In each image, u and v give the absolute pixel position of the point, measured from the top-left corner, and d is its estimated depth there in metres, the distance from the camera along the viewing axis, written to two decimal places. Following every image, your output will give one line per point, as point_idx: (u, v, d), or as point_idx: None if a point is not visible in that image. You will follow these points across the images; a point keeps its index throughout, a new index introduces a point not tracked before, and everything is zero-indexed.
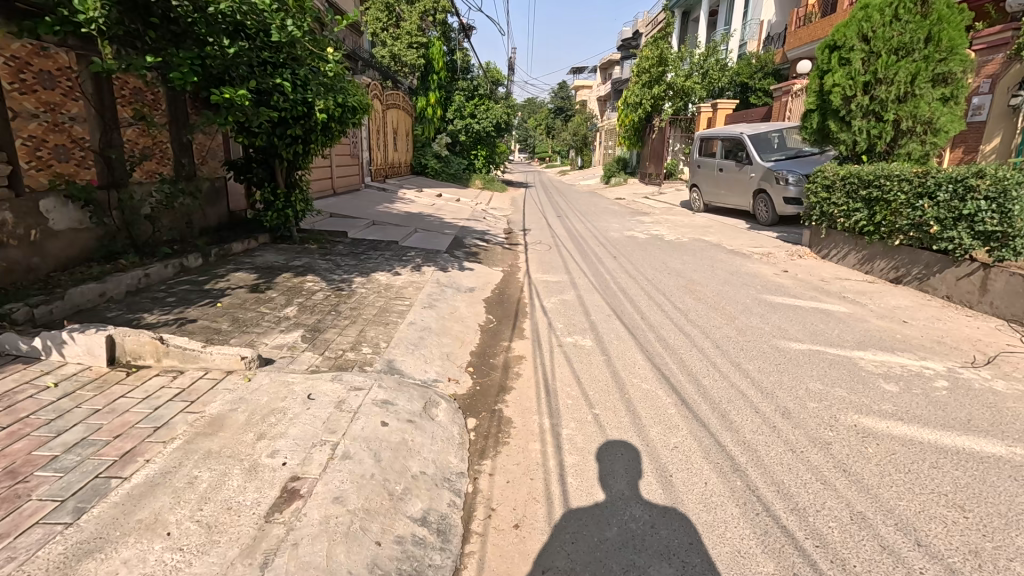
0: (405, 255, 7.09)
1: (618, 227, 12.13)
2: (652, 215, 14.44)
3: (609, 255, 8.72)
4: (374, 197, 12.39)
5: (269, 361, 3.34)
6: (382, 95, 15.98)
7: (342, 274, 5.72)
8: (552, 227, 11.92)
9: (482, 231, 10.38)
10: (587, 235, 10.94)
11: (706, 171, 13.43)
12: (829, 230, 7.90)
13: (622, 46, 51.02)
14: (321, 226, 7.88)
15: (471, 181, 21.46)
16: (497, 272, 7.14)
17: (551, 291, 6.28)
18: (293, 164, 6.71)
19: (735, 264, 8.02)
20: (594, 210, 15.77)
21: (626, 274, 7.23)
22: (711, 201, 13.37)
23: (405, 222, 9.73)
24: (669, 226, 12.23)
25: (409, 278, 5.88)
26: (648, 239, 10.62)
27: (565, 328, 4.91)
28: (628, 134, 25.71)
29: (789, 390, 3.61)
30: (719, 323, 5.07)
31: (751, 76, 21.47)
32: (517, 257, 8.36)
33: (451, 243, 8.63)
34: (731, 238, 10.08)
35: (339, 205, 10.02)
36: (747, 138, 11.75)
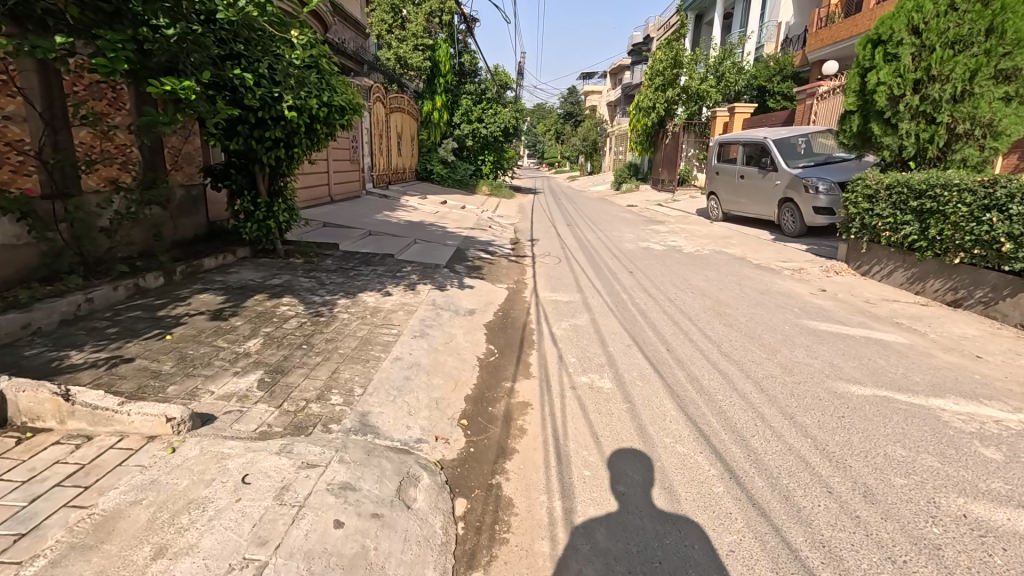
0: (400, 271, 6.43)
1: (633, 237, 11.37)
2: (667, 224, 13.67)
3: (624, 269, 7.99)
4: (374, 205, 11.77)
5: (207, 420, 2.66)
6: (388, 99, 15.43)
7: (324, 295, 5.05)
8: (562, 237, 11.19)
9: (487, 242, 9.71)
10: (599, 246, 10.21)
11: (725, 177, 12.66)
12: (871, 244, 7.12)
13: (633, 50, 50.35)
14: (311, 237, 7.23)
15: (477, 187, 20.85)
16: (501, 290, 6.44)
17: (561, 314, 5.56)
18: (276, 170, 6.06)
19: (765, 281, 7.24)
20: (605, 218, 15.05)
21: (645, 292, 6.48)
22: (730, 209, 12.59)
23: (404, 232, 9.06)
24: (686, 236, 11.46)
25: (401, 299, 5.20)
26: (665, 250, 9.88)
27: (579, 363, 4.18)
28: (640, 140, 24.99)
29: (864, 458, 2.86)
30: (759, 358, 4.32)
31: (770, 80, 20.72)
32: (524, 272, 7.67)
33: (453, 256, 7.96)
34: (756, 251, 9.30)
35: (334, 213, 9.39)
36: (771, 143, 10.99)
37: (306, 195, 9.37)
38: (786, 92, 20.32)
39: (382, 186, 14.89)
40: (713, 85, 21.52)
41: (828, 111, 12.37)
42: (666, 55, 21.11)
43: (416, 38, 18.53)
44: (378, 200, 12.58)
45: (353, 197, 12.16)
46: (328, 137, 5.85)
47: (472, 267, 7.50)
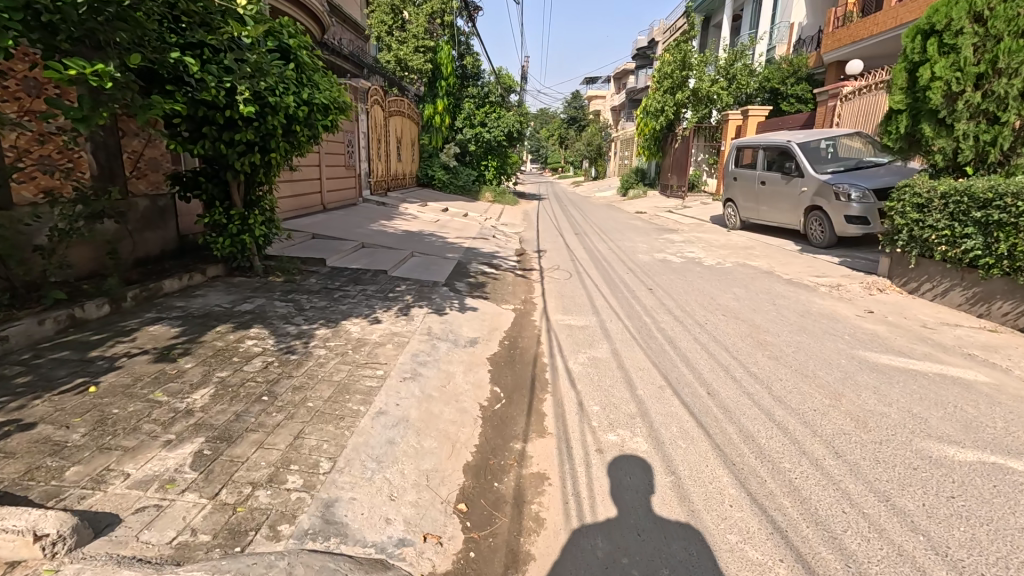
0: (393, 291, 5.72)
1: (646, 247, 10.61)
2: (681, 232, 12.90)
3: (641, 284, 7.24)
4: (369, 214, 11.05)
5: (106, 527, 1.92)
6: (387, 103, 14.60)
7: (301, 324, 4.33)
8: (571, 247, 10.43)
9: (490, 254, 8.97)
10: (613, 257, 9.45)
11: (744, 183, 11.88)
12: (921, 259, 6.36)
13: (637, 54, 49.73)
14: (295, 252, 6.52)
15: (481, 194, 20.22)
16: (506, 312, 5.72)
17: (576, 343, 4.82)
18: (251, 178, 5.35)
19: (801, 299, 6.49)
20: (615, 226, 14.32)
21: (669, 314, 5.73)
22: (750, 217, 11.82)
23: (400, 244, 8.33)
24: (703, 246, 10.70)
25: (392, 328, 4.47)
26: (683, 262, 9.15)
27: (602, 414, 3.44)
28: (648, 144, 24.30)
29: (1006, 571, 2.10)
30: (821, 405, 3.56)
31: (783, 82, 19.98)
32: (531, 289, 6.95)
33: (452, 271, 7.22)
34: (784, 264, 8.53)
35: (324, 224, 8.67)
36: (796, 148, 10.25)
37: (292, 204, 8.64)
38: (800, 94, 19.60)
39: (381, 193, 14.17)
40: (723, 87, 20.81)
41: (852, 112, 11.74)
42: (675, 57, 20.59)
43: (416, 40, 17.80)
44: (374, 209, 11.85)
45: (347, 205, 11.44)
46: (309, 141, 5.13)
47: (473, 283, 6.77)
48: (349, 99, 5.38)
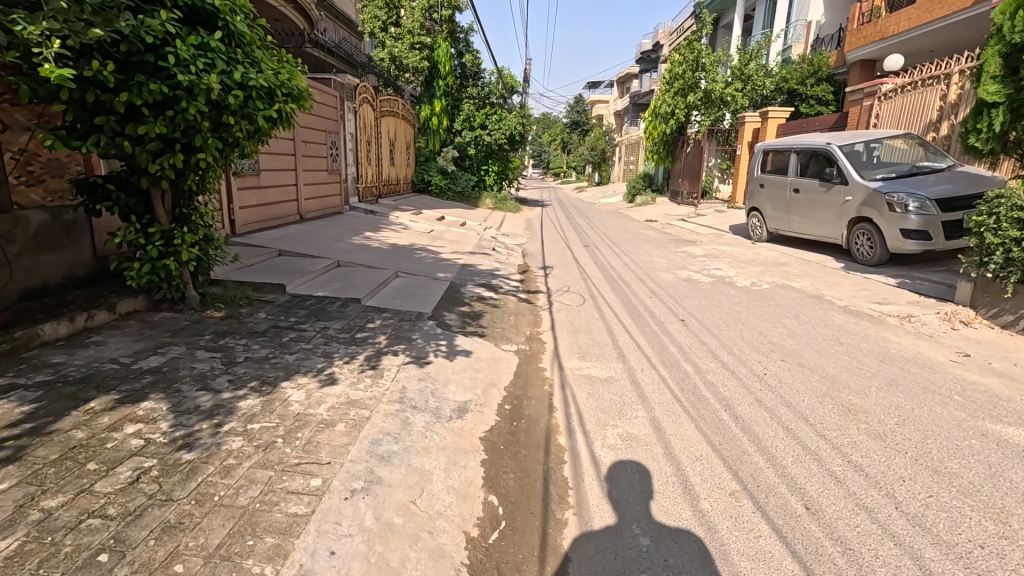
0: (363, 329, 4.51)
1: (666, 262, 9.41)
2: (700, 245, 11.68)
3: (669, 313, 6.03)
4: (354, 224, 9.85)
5: None
6: (377, 102, 13.37)
7: (222, 388, 3.13)
8: (580, 263, 9.21)
9: (488, 273, 7.75)
10: (630, 275, 8.24)
11: (773, 190, 10.65)
12: (1022, 287, 5.14)
13: (641, 57, 48.67)
14: (246, 276, 5.30)
15: (481, 200, 19.15)
16: (506, 357, 4.50)
17: (601, 409, 3.59)
18: (177, 184, 4.14)
19: (869, 335, 5.28)
20: (626, 236, 13.14)
21: (714, 360, 4.51)
22: (780, 228, 10.58)
23: (381, 262, 7.10)
24: (730, 262, 9.48)
25: (350, 393, 3.27)
26: (711, 281, 7.95)
27: (657, 557, 2.22)
28: (656, 148, 23.13)
29: None
30: (987, 537, 2.34)
31: (802, 82, 18.78)
32: (537, 319, 5.75)
33: (440, 297, 5.99)
34: (831, 286, 7.31)
35: (295, 238, 7.46)
36: (837, 152, 9.04)
37: (257, 214, 7.44)
38: (820, 96, 18.41)
39: (371, 200, 12.98)
40: (738, 88, 19.62)
41: (893, 112, 10.54)
42: (685, 57, 19.46)
43: (412, 38, 17.05)
44: (360, 218, 10.65)
45: (330, 215, 10.25)
46: (243, 137, 3.86)
47: (466, 312, 5.55)
48: (304, 83, 4.12)
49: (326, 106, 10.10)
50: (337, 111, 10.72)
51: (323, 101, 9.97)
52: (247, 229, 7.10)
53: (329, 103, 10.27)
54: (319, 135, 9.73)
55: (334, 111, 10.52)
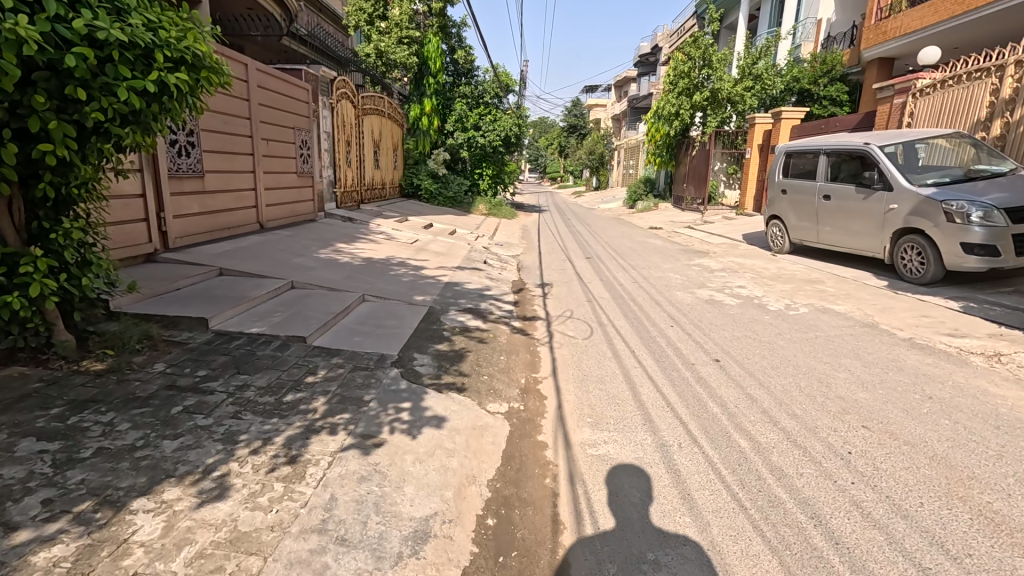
0: (296, 386, 3.30)
1: (683, 279, 8.25)
2: (714, 257, 10.52)
3: (699, 350, 4.85)
4: (326, 234, 8.63)
5: None
6: (358, 99, 12.17)
7: (20, 523, 1.91)
8: (583, 279, 8.04)
9: (476, 294, 6.55)
10: (642, 295, 7.07)
11: (798, 197, 9.51)
12: None
13: (640, 60, 47.79)
14: (156, 308, 4.10)
15: (474, 206, 18.02)
16: (493, 425, 3.29)
17: (631, 530, 2.40)
18: (32, 188, 2.96)
19: (960, 384, 4.11)
20: (631, 246, 11.99)
21: (776, 431, 3.31)
22: (806, 239, 9.44)
23: (346, 282, 5.91)
24: (754, 278, 8.32)
25: (239, 522, 2.06)
26: (737, 302, 6.80)
27: None
28: (658, 151, 22.07)
29: None
30: None
31: (815, 82, 17.74)
32: (535, 359, 4.56)
33: (412, 329, 4.79)
34: (884, 311, 6.15)
35: (245, 253, 6.25)
36: (882, 157, 7.90)
37: (199, 224, 6.23)
38: (834, 96, 17.37)
39: (350, 207, 11.77)
40: (747, 88, 18.56)
41: (931, 109, 9.44)
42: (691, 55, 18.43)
43: (399, 31, 15.71)
44: (335, 227, 9.44)
45: (299, 223, 9.03)
46: (114, 121, 2.67)
47: (443, 351, 4.35)
48: (207, 47, 2.93)
49: (294, 100, 8.88)
50: (309, 107, 9.49)
51: (291, 95, 8.75)
52: (184, 241, 5.90)
53: (299, 97, 9.04)
54: (285, 132, 8.51)
55: (305, 106, 9.30)
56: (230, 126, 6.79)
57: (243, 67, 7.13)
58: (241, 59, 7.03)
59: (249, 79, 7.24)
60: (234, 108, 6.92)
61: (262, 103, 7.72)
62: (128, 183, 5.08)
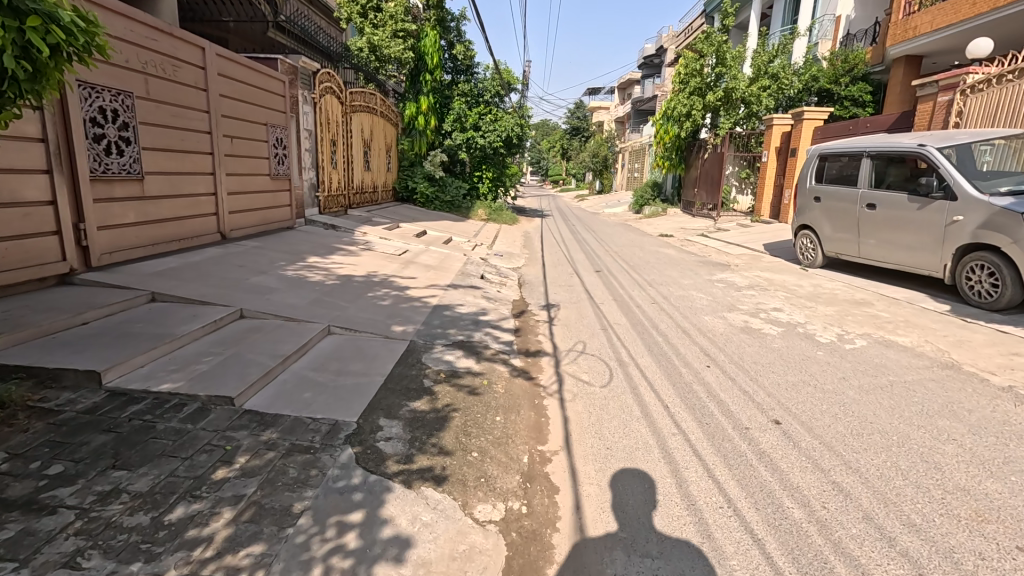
0: (193, 490, 2.25)
1: (708, 299, 7.20)
2: (737, 270, 9.48)
3: (749, 405, 3.79)
4: (300, 245, 7.59)
5: None
6: (346, 94, 11.14)
7: None
8: (594, 299, 7.01)
9: (469, 321, 5.50)
10: (663, 322, 6.03)
11: (834, 205, 8.46)
12: None
13: (645, 62, 46.76)
14: (32, 357, 3.06)
15: (473, 211, 17.03)
16: (482, 551, 2.24)
17: None
18: None
19: None
20: (643, 257, 10.96)
21: (900, 563, 2.24)
22: (843, 253, 8.40)
23: (309, 309, 4.84)
24: (789, 299, 7.28)
25: None
26: (779, 330, 5.75)
27: None
28: (667, 155, 20.99)
29: None
30: None
31: (837, 81, 16.75)
32: (541, 421, 3.51)
33: (383, 378, 3.72)
34: (959, 345, 5.11)
35: (192, 272, 5.21)
36: (939, 157, 6.88)
37: (137, 235, 5.20)
38: (856, 97, 16.38)
39: (336, 212, 10.75)
40: (764, 87, 17.46)
41: (984, 108, 8.38)
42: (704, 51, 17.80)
43: (394, 24, 15.44)
44: (314, 237, 8.40)
45: (272, 232, 8.01)
46: None
47: (419, 412, 3.30)
48: None
49: (267, 93, 7.85)
50: (285, 101, 8.45)
51: (263, 87, 7.72)
52: (113, 257, 4.87)
53: (272, 89, 8.01)
54: (254, 129, 7.48)
55: (279, 100, 8.26)
56: (181, 119, 5.76)
57: (199, 51, 6.11)
58: (197, 42, 6.00)
59: (206, 66, 6.22)
60: (187, 98, 5.88)
61: (224, 95, 6.69)
62: (28, 187, 4.05)
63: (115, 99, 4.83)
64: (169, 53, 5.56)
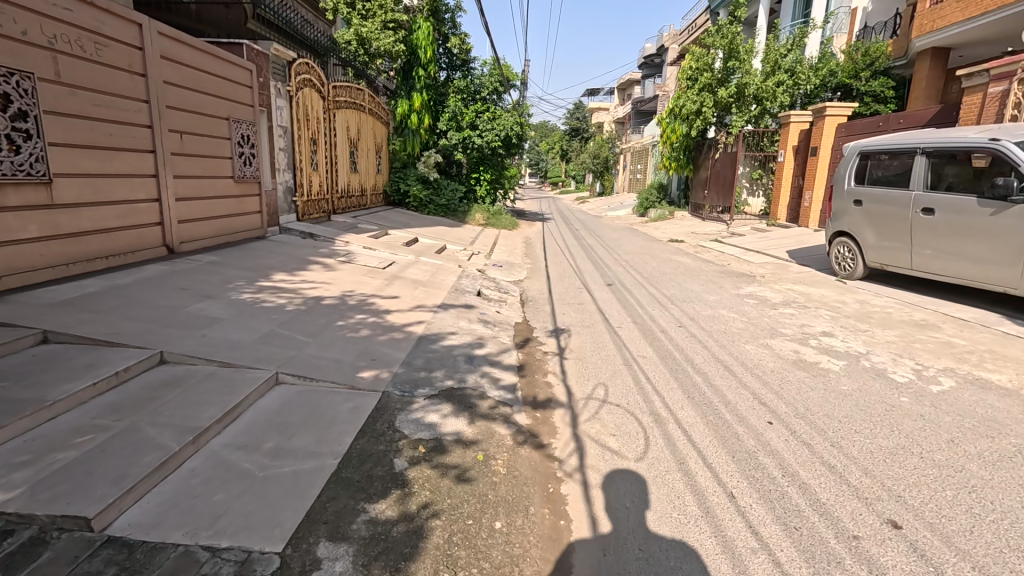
0: None
1: (743, 321, 6.17)
2: (766, 283, 8.44)
3: (844, 493, 2.75)
4: (267, 259, 6.54)
5: None
6: (327, 88, 10.07)
7: None
8: (611, 322, 5.97)
9: (461, 356, 4.46)
10: (697, 353, 4.99)
11: (880, 210, 7.44)
12: None
13: (646, 61, 45.74)
14: None
15: (470, 215, 16.04)
16: None
17: None
18: None
19: None
20: (657, 267, 9.93)
21: None
22: (890, 263, 7.41)
23: (255, 346, 3.80)
24: (836, 319, 6.25)
25: None
26: (840, 365, 4.70)
27: None
28: (674, 155, 20.00)
29: None
30: None
31: (857, 76, 15.71)
32: (561, 526, 2.47)
33: (337, 460, 2.66)
34: None
35: (113, 298, 4.18)
36: (1015, 150, 5.95)
37: (43, 253, 4.17)
38: (877, 92, 15.33)
39: (318, 219, 9.70)
40: (779, 82, 16.46)
41: None
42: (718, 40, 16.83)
43: (384, 14, 14.08)
44: (287, 248, 7.35)
45: (237, 244, 6.96)
46: None
47: (380, 526, 2.25)
48: None
49: (227, 82, 6.79)
50: (253, 92, 7.39)
51: (222, 75, 6.65)
52: (5, 282, 3.85)
53: (234, 78, 6.94)
54: (213, 123, 6.41)
55: (244, 91, 7.18)
56: (107, 109, 4.71)
57: (135, 27, 5.06)
58: (130, 15, 4.94)
59: (145, 46, 5.17)
60: (117, 83, 4.82)
61: (171, 82, 5.63)
62: None
63: (7, 80, 3.78)
64: (89, 27, 4.50)
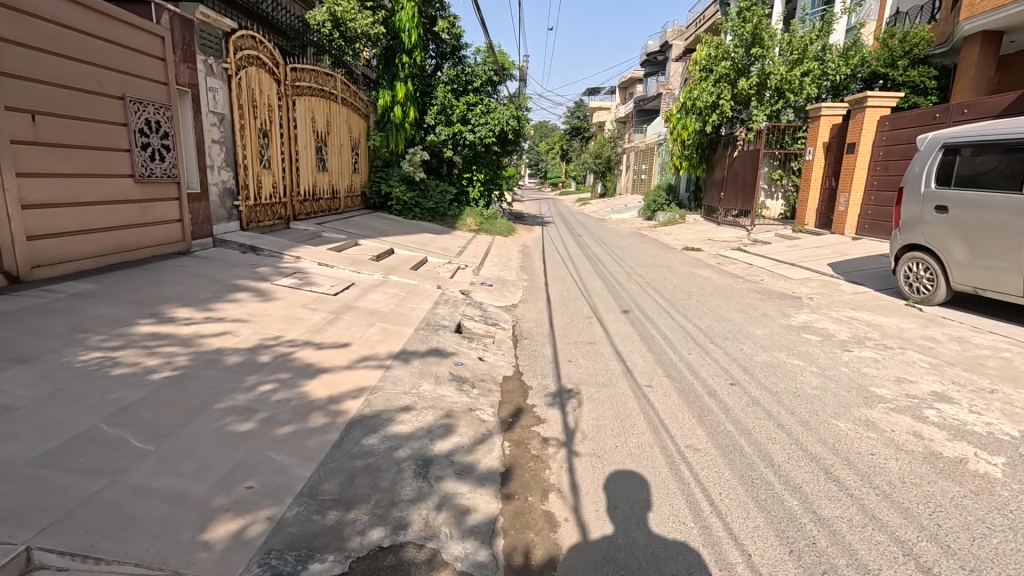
0: None
1: (816, 374, 4.50)
2: (820, 309, 6.78)
3: None
4: (171, 284, 4.86)
5: None
6: (283, 70, 8.38)
7: None
8: (636, 378, 4.31)
9: (410, 462, 2.78)
10: (773, 439, 3.33)
11: (976, 220, 5.81)
12: None
13: (649, 58, 44.02)
14: None
15: (460, 220, 14.41)
16: None
17: None
18: None
19: None
20: (681, 286, 8.25)
21: None
22: (986, 286, 5.77)
23: (26, 477, 2.13)
24: (941, 371, 4.60)
25: None
26: (997, 465, 3.05)
27: None
28: (686, 154, 18.37)
29: None
30: None
31: (892, 65, 13.98)
32: None
33: None
34: None
35: None
36: None
37: None
38: (916, 82, 13.58)
39: (270, 227, 8.04)
40: (805, 72, 14.78)
41: None
42: (745, 23, 15.07)
43: None
44: (210, 267, 5.68)
45: (138, 264, 5.28)
46: None
47: None
48: None
49: (124, 50, 5.11)
50: (167, 66, 5.70)
51: (113, 39, 4.99)
52: None
53: (136, 45, 5.27)
54: (92, 102, 4.74)
55: (152, 64, 5.50)
56: None
57: None
58: None
59: None
60: None
61: (7, 38, 3.96)
62: None
63: None
64: None
